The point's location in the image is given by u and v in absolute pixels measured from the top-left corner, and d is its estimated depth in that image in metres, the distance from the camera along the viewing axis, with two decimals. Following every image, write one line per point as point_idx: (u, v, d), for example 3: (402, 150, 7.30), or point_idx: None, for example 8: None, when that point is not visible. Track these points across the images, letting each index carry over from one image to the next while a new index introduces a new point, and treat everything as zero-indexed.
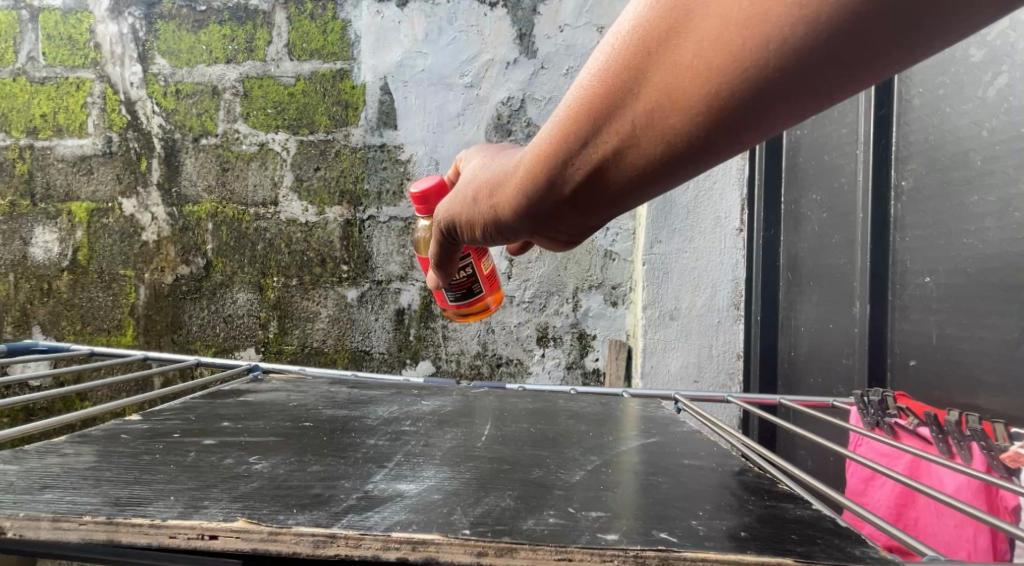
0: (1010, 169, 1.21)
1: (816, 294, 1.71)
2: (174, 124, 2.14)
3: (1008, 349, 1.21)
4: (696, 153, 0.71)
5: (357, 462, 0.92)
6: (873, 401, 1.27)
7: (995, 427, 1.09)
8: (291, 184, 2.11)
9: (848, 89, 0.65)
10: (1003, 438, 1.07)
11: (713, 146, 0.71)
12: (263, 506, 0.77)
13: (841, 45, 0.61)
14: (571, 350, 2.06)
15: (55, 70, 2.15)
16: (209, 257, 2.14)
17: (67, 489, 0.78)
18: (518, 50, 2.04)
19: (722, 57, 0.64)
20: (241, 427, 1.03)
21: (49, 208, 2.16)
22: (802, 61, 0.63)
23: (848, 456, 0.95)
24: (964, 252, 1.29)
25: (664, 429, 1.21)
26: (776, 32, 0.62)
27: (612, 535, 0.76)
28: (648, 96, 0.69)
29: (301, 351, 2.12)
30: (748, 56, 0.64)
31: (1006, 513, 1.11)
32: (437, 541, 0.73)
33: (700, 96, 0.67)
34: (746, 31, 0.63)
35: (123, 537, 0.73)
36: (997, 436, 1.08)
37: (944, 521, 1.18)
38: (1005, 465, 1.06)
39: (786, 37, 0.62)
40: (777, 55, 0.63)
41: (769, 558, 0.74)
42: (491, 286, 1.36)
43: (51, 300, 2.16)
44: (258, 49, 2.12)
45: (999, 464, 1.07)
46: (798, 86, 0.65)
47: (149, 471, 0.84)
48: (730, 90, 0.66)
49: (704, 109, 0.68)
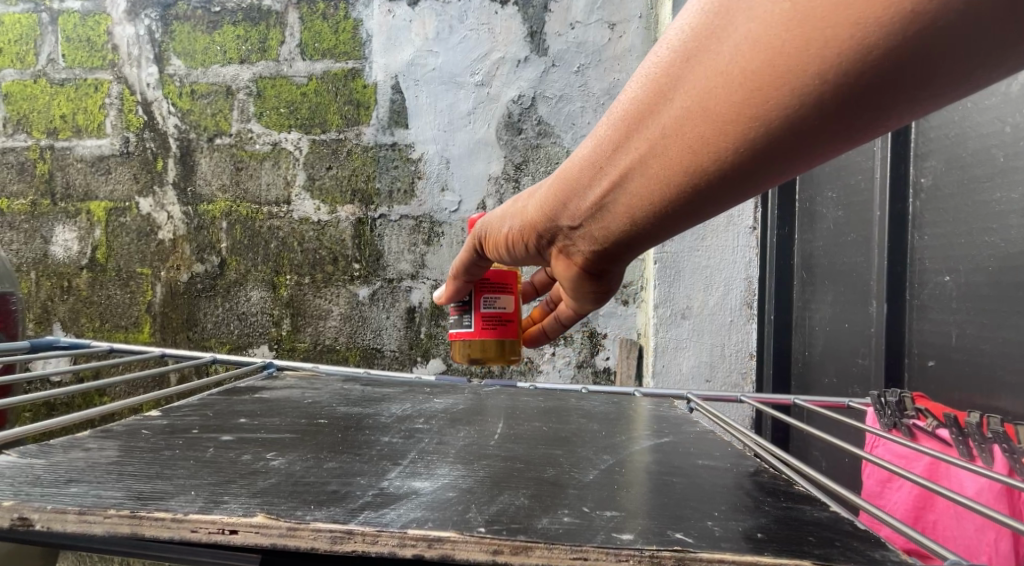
0: None
1: (832, 293, 1.71)
2: (190, 124, 2.16)
3: None
4: (756, 158, 0.83)
5: (372, 458, 0.93)
6: (891, 402, 1.28)
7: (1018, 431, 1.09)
8: (303, 183, 2.13)
9: (900, 105, 0.74)
10: None
11: (774, 152, 0.82)
12: (281, 502, 0.78)
13: (895, 67, 0.71)
14: (581, 349, 2.06)
15: (74, 71, 2.18)
16: (223, 255, 2.16)
17: (92, 483, 0.79)
18: (529, 48, 2.05)
19: (775, 69, 0.76)
20: (259, 424, 1.04)
21: (69, 207, 2.18)
22: (854, 78, 0.73)
23: (864, 456, 0.95)
24: (986, 251, 1.28)
25: (677, 429, 1.22)
26: (829, 51, 0.72)
27: (627, 534, 0.77)
28: (708, 105, 0.81)
29: (314, 348, 2.13)
30: (801, 71, 0.74)
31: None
32: (453, 539, 0.74)
33: (754, 108, 0.79)
34: (795, 47, 0.74)
35: (147, 531, 0.74)
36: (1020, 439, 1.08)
37: (962, 523, 1.18)
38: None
39: (836, 55, 0.72)
40: (829, 70, 0.73)
41: (787, 560, 0.74)
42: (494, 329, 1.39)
43: (71, 297, 2.19)
44: (271, 49, 2.13)
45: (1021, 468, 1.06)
46: (848, 104, 0.75)
47: (170, 466, 0.85)
48: (785, 99, 0.77)
49: (763, 118, 0.79)
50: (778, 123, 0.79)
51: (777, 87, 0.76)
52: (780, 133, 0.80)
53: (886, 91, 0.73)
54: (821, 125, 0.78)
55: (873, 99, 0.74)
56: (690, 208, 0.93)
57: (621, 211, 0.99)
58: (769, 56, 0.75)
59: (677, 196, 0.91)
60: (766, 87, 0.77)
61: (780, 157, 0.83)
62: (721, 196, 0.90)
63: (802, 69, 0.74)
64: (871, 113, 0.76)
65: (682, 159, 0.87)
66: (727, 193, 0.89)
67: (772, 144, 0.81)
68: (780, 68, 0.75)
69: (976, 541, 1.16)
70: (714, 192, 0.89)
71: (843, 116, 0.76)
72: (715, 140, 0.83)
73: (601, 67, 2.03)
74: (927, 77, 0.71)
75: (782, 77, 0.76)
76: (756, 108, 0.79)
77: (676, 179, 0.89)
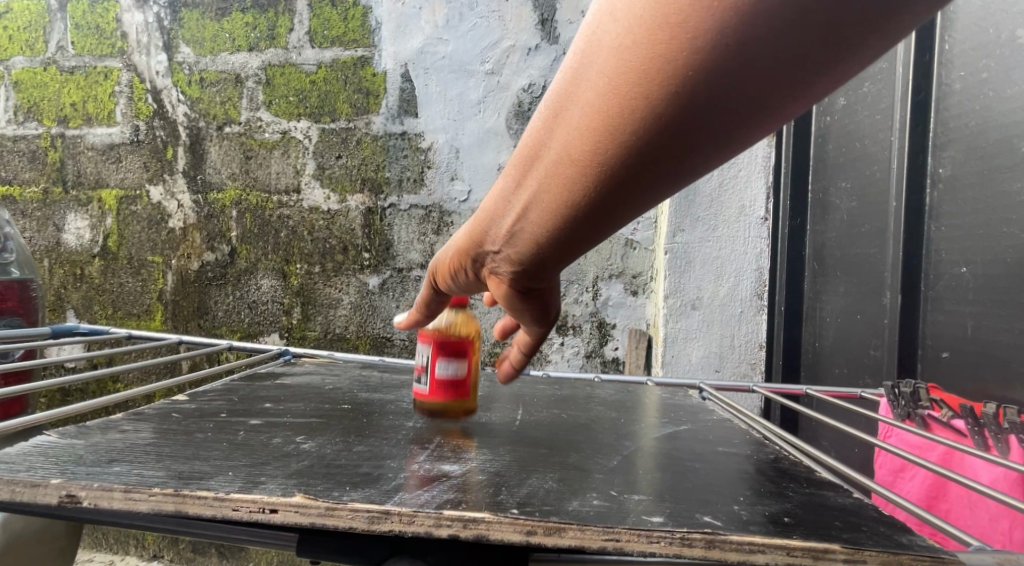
0: None
1: (843, 284, 1.72)
2: (199, 112, 2.16)
3: None
4: (662, 159, 0.75)
5: (399, 442, 0.94)
6: (905, 392, 1.29)
7: None
8: (313, 171, 2.13)
9: (802, 76, 0.68)
10: None
11: (679, 153, 0.74)
12: (318, 483, 0.79)
13: (785, 31, 0.66)
14: (590, 339, 2.07)
15: (84, 59, 2.18)
16: (234, 244, 2.16)
17: (134, 463, 0.80)
18: (540, 36, 2.05)
19: (660, 58, 0.69)
20: (284, 409, 1.05)
21: (80, 195, 2.19)
22: (745, 50, 0.67)
23: (879, 446, 0.99)
24: (1004, 242, 1.28)
25: (693, 417, 1.22)
26: (710, 29, 0.67)
27: (658, 517, 0.77)
28: (599, 107, 0.74)
29: (324, 337, 2.14)
30: (688, 53, 0.68)
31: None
32: (488, 520, 0.74)
33: (646, 105, 0.72)
34: (675, 31, 0.68)
35: (191, 509, 0.74)
36: None
37: (976, 512, 1.17)
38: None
39: (720, 33, 0.66)
40: (716, 47, 0.67)
41: (817, 543, 0.74)
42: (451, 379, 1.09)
43: (84, 285, 2.20)
44: (280, 36, 2.13)
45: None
46: (746, 82, 0.69)
47: (205, 447, 0.86)
48: (675, 88, 0.70)
49: (655, 113, 0.72)
50: (671, 116, 0.72)
51: (665, 76, 0.70)
52: (679, 128, 0.72)
53: (780, 60, 0.67)
54: (723, 112, 0.71)
55: (776, 76, 0.68)
56: (602, 227, 0.83)
57: (529, 243, 0.88)
58: (651, 45, 0.69)
59: (586, 218, 0.82)
60: (653, 80, 0.70)
61: (689, 157, 0.75)
62: (633, 208, 0.81)
63: (686, 53, 0.68)
64: (773, 90, 0.69)
65: (581, 175, 0.78)
66: (638, 204, 0.81)
67: (674, 144, 0.73)
68: (663, 56, 0.69)
69: (989, 529, 1.14)
70: (625, 207, 0.80)
71: (743, 100, 0.70)
72: (611, 146, 0.75)
73: None
74: (823, 38, 0.66)
75: (665, 67, 0.69)
76: (646, 102, 0.71)
77: (582, 200, 0.80)
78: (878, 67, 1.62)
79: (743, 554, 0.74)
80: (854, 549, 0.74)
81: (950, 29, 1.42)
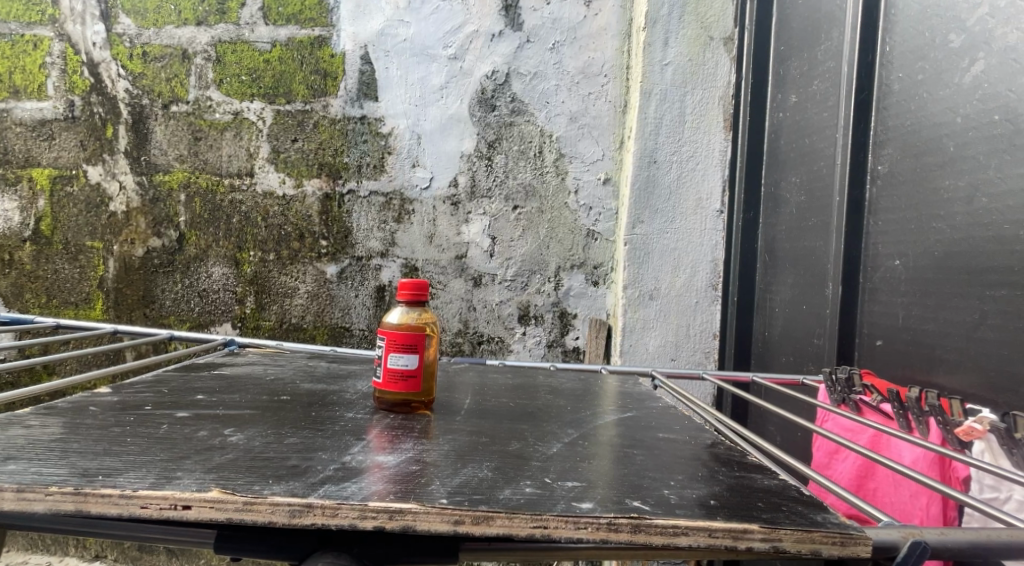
0: (982, 155, 1.21)
1: (792, 276, 1.72)
2: (142, 89, 2.09)
3: (970, 331, 1.21)
4: None
5: (335, 433, 0.92)
6: (841, 378, 1.31)
7: (952, 403, 1.12)
8: (268, 155, 2.08)
9: None
10: (958, 413, 1.11)
11: None
12: (238, 477, 0.77)
13: None
14: (552, 328, 2.04)
15: (10, 26, 2.11)
16: (182, 230, 2.10)
17: (32, 460, 0.78)
18: (504, 22, 2.02)
19: None
20: (217, 400, 1.02)
21: (8, 174, 2.11)
22: None
23: (815, 430, 1.00)
24: (932, 237, 1.29)
25: (641, 404, 1.22)
26: None
27: (587, 503, 0.77)
28: None
29: (279, 327, 2.08)
30: None
31: (957, 484, 1.12)
32: (414, 510, 0.73)
33: None
34: None
35: (92, 507, 0.73)
36: (953, 411, 1.11)
37: (899, 490, 1.19)
38: (959, 438, 1.10)
39: None
40: None
41: (736, 526, 0.75)
42: (407, 376, 1.05)
43: (14, 271, 2.13)
44: (231, 11, 2.08)
45: (954, 438, 1.10)
46: None
47: (118, 443, 0.84)
48: None
49: None
50: None
51: None
52: None
53: None
54: None
55: None
56: None
57: None
58: None
59: None
60: None
61: None
62: None
63: None
64: None
65: None
66: None
67: None
68: None
69: (910, 505, 1.17)
70: None
71: None
72: None
73: (577, 44, 2.01)
74: None
75: None
76: None
77: None
78: (827, 65, 1.62)
79: (666, 537, 0.75)
80: (770, 531, 0.75)
81: (891, 30, 1.43)
